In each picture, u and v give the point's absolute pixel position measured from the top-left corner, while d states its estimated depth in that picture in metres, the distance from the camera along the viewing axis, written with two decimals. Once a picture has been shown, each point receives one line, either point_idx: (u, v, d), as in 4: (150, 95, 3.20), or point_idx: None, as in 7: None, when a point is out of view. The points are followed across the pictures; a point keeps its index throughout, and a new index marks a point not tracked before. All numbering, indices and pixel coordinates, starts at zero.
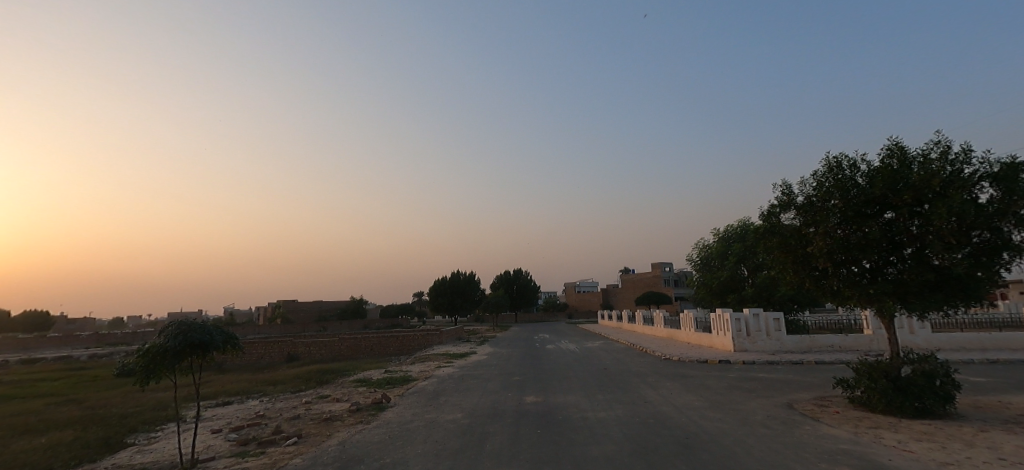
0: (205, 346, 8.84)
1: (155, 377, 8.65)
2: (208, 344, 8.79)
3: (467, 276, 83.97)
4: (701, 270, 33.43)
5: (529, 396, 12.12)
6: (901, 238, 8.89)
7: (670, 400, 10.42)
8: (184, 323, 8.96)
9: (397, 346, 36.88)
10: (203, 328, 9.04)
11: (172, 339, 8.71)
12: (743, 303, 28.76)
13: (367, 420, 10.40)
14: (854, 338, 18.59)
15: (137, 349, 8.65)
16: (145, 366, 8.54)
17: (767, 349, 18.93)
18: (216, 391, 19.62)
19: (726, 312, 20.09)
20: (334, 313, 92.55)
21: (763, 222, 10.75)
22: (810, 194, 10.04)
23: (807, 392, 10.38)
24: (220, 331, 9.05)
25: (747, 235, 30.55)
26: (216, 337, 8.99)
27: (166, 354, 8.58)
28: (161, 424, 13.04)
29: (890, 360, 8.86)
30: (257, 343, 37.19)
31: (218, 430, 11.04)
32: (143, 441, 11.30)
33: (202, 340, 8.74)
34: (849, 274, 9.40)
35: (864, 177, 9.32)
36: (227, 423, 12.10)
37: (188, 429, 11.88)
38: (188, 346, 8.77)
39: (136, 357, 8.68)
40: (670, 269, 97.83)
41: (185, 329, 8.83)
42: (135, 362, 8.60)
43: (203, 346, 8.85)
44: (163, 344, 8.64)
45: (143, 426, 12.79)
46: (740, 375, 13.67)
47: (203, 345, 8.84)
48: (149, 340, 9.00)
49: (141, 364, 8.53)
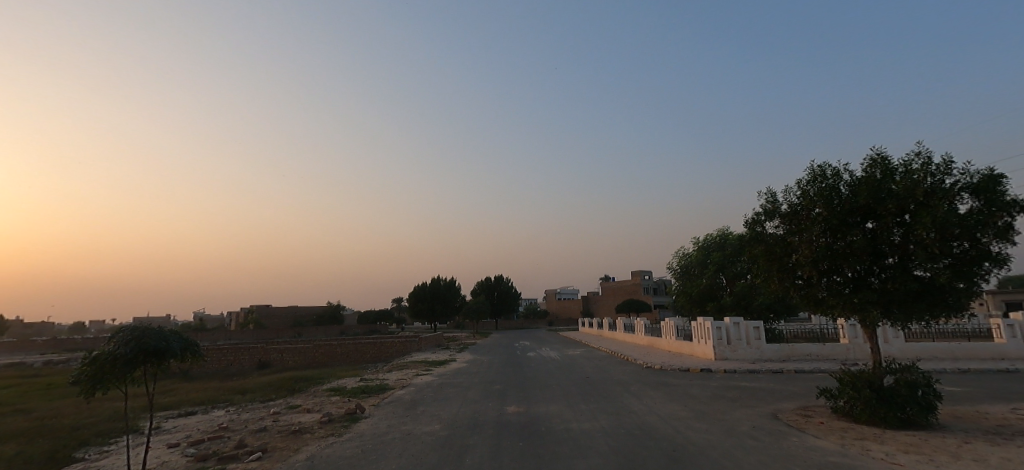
0: (162, 353, 8.43)
1: (103, 387, 8.22)
2: (164, 351, 8.38)
3: (446, 282, 83.32)
4: (680, 278, 33.51)
5: (510, 405, 11.87)
6: (884, 248, 8.87)
7: (655, 410, 10.26)
8: (137, 327, 8.54)
9: (374, 353, 36.26)
10: (159, 333, 8.64)
11: (124, 346, 8.28)
12: (722, 311, 28.91)
13: (338, 433, 10.03)
14: (831, 346, 18.73)
15: (85, 356, 8.21)
16: (92, 376, 8.11)
17: (747, 357, 18.97)
18: (181, 401, 18.91)
19: (707, 320, 20.10)
20: (310, 318, 91.06)
21: (748, 230, 10.73)
22: (794, 202, 10.03)
23: (791, 402, 10.33)
24: (178, 338, 8.65)
25: (726, 244, 30.78)
26: (174, 343, 8.59)
27: (117, 362, 8.15)
28: (116, 437, 12.49)
29: (873, 369, 8.82)
30: (227, 350, 36.19)
31: (175, 444, 10.52)
32: (94, 455, 10.80)
33: (157, 347, 8.31)
34: (833, 283, 9.36)
35: (848, 187, 9.33)
36: (186, 436, 11.56)
37: (143, 444, 11.33)
38: (142, 353, 8.34)
39: (84, 365, 8.25)
40: (650, 278, 98.51)
41: (139, 335, 8.41)
42: (82, 370, 8.16)
43: (158, 353, 8.43)
44: (113, 351, 8.20)
45: (96, 439, 12.24)
46: (723, 384, 13.61)
47: (158, 353, 8.41)
48: (99, 347, 8.56)
49: (88, 373, 8.10)
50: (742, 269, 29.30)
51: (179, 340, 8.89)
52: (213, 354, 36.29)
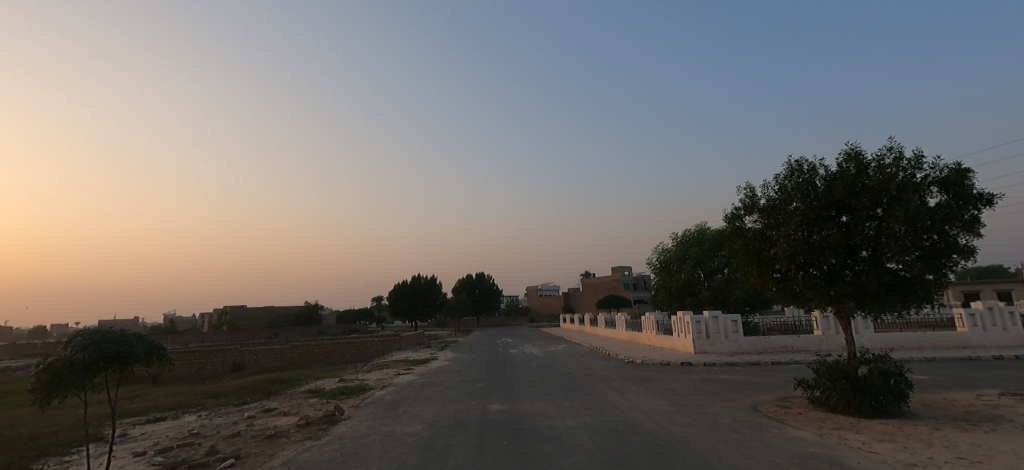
0: (124, 358, 8.25)
1: (60, 394, 8.02)
2: (126, 355, 8.20)
3: (426, 280, 82.90)
4: (658, 273, 33.80)
5: (492, 404, 11.85)
6: (859, 241, 9.07)
7: (637, 405, 10.33)
8: (98, 331, 8.35)
9: (353, 353, 35.92)
10: (121, 337, 8.45)
11: (80, 351, 8.09)
12: (700, 305, 29.30)
13: (316, 436, 9.90)
14: (806, 338, 19.08)
15: (39, 363, 8.02)
16: (47, 383, 7.92)
17: (726, 350, 19.23)
18: (153, 406, 18.46)
19: (686, 314, 20.32)
20: (287, 319, 89.78)
21: (728, 225, 10.88)
22: (772, 197, 10.20)
23: (770, 393, 10.50)
24: (141, 342, 8.47)
25: (704, 239, 31.17)
26: (137, 347, 8.41)
27: (73, 368, 7.97)
28: (79, 446, 12.21)
29: (847, 360, 9.00)
30: (201, 353, 35.46)
31: (143, 453, 10.27)
32: (53, 466, 10.58)
33: (118, 352, 8.12)
34: (810, 276, 9.54)
35: (824, 181, 9.51)
36: (155, 444, 11.30)
37: (107, 453, 11.04)
38: (102, 358, 8.15)
39: (38, 372, 8.06)
40: (629, 274, 99.39)
41: (99, 339, 8.22)
42: (36, 378, 7.98)
43: (120, 357, 8.24)
44: (72, 357, 8.01)
45: (57, 448, 11.95)
46: (703, 377, 13.77)
47: (119, 358, 8.23)
48: (58, 352, 8.36)
49: (42, 380, 7.90)
50: (720, 264, 29.68)
51: (143, 343, 8.71)
52: (187, 357, 35.54)
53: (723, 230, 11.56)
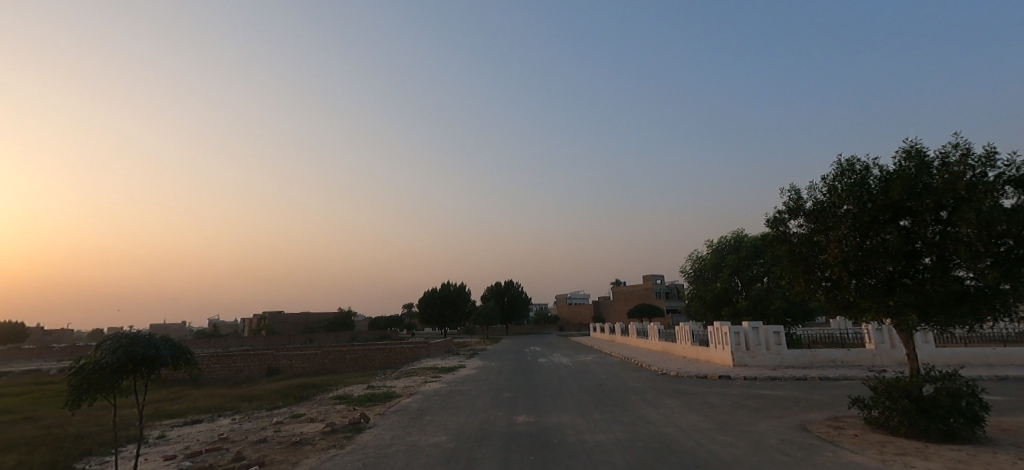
0: (151, 362, 8.04)
1: (89, 398, 7.85)
2: (154, 359, 8.00)
3: (457, 287, 83.02)
4: (693, 282, 32.68)
5: (520, 415, 11.34)
6: (920, 246, 8.27)
7: (673, 421, 9.69)
8: (126, 334, 8.18)
9: (383, 359, 35.89)
10: (148, 340, 8.26)
11: (109, 354, 7.92)
12: (738, 316, 28.19)
13: (340, 444, 9.56)
14: (856, 352, 17.94)
15: (70, 366, 7.89)
16: (77, 385, 7.77)
17: (767, 363, 18.25)
18: (186, 408, 18.58)
19: (724, 325, 19.42)
20: (321, 324, 91.04)
21: (771, 230, 10.18)
22: (820, 199, 9.47)
23: (819, 411, 9.71)
24: (168, 346, 8.27)
25: (742, 247, 30.01)
26: (163, 351, 8.21)
27: (102, 371, 7.79)
28: (120, 446, 12.13)
29: (910, 377, 8.19)
30: (236, 356, 35.96)
31: (171, 456, 10.11)
32: (95, 467, 10.36)
33: (145, 355, 7.93)
34: (865, 285, 8.77)
35: (879, 181, 8.74)
36: (184, 447, 11.15)
37: (138, 456, 10.92)
38: (130, 361, 7.97)
39: (69, 375, 7.93)
40: (662, 282, 97.51)
41: (126, 342, 8.05)
42: (68, 381, 7.86)
43: (147, 361, 8.06)
44: (99, 360, 7.84)
45: (98, 448, 11.92)
46: (743, 392, 12.97)
47: (147, 362, 8.03)
48: (86, 355, 8.22)
49: (72, 383, 7.76)
50: (758, 273, 28.48)
51: (170, 347, 8.51)
52: (222, 360, 36.14)
53: (765, 236, 10.85)
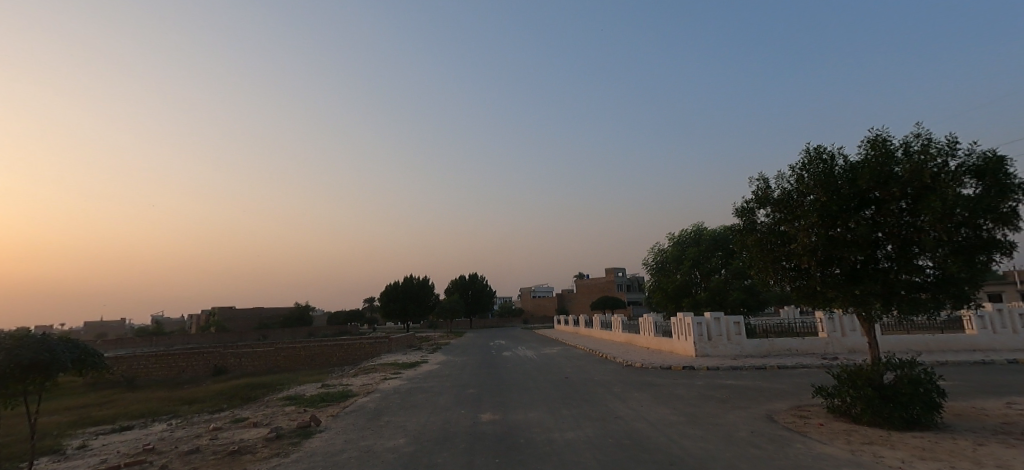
0: (46, 367, 8.01)
1: None
2: (49, 364, 7.97)
3: (419, 281, 82.04)
4: (655, 274, 32.98)
5: (484, 413, 11.01)
6: (885, 236, 8.31)
7: (641, 415, 9.53)
8: (14, 336, 8.07)
9: (342, 355, 35.03)
10: (44, 344, 8.19)
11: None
12: (697, 307, 28.60)
13: (285, 452, 9.04)
14: (811, 341, 18.28)
15: None
16: None
17: (728, 353, 18.46)
18: (121, 414, 17.48)
19: (687, 316, 19.55)
20: (277, 320, 88.46)
21: (741, 220, 10.20)
22: (789, 188, 9.50)
23: (785, 401, 9.72)
24: (67, 349, 8.26)
25: (701, 239, 30.39)
26: (61, 355, 8.18)
27: None
28: (34, 461, 11.40)
29: (872, 365, 8.20)
30: (181, 356, 34.32)
31: None
32: None
33: (38, 361, 7.88)
34: (832, 275, 8.78)
35: (846, 170, 8.77)
36: (107, 461, 10.42)
37: None
38: (20, 367, 7.88)
39: None
40: (624, 275, 98.87)
41: (15, 346, 7.96)
42: None
43: (40, 365, 7.98)
44: None
45: (9, 463, 11.20)
46: (708, 382, 12.98)
47: (40, 366, 7.97)
48: None
49: None
50: (717, 265, 28.95)
51: (72, 350, 8.48)
52: (168, 360, 34.51)
53: (735, 226, 10.86)
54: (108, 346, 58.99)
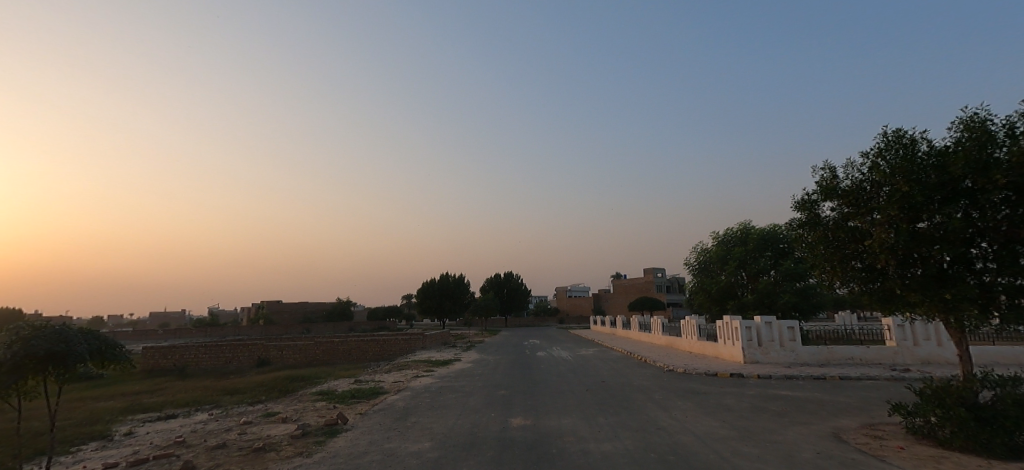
0: (61, 358, 7.72)
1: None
2: (63, 354, 7.68)
3: (456, 278, 82.20)
4: (698, 275, 31.57)
5: (516, 417, 10.32)
6: (982, 231, 7.21)
7: (688, 427, 8.64)
8: (29, 327, 7.79)
9: (378, 351, 35.04)
10: (60, 335, 7.93)
11: (8, 350, 7.52)
12: (743, 310, 27.24)
13: (308, 451, 8.56)
14: (876, 350, 16.79)
15: None
16: None
17: (781, 361, 17.23)
18: (164, 402, 17.64)
19: (736, 319, 18.35)
20: (320, 314, 90.13)
21: (803, 214, 9.18)
22: (860, 178, 8.48)
23: (851, 417, 8.66)
24: (84, 339, 7.97)
25: (749, 238, 28.84)
26: (77, 346, 7.89)
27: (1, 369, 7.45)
28: (72, 447, 11.36)
29: (964, 381, 7.11)
30: (226, 346, 34.94)
31: (115, 463, 9.21)
32: None
33: (51, 351, 7.59)
34: (917, 276, 7.70)
35: (931, 157, 7.68)
36: (134, 453, 10.17)
37: (83, 461, 10.03)
38: (34, 358, 7.62)
39: None
40: (664, 276, 96.51)
41: (30, 336, 7.68)
42: None
43: (55, 357, 7.70)
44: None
45: (51, 448, 11.21)
46: (760, 392, 11.87)
47: (55, 358, 7.69)
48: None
49: None
50: (766, 266, 27.39)
51: (91, 342, 8.21)
52: (212, 351, 35.24)
53: (794, 220, 9.83)
54: (165, 334, 61.13)
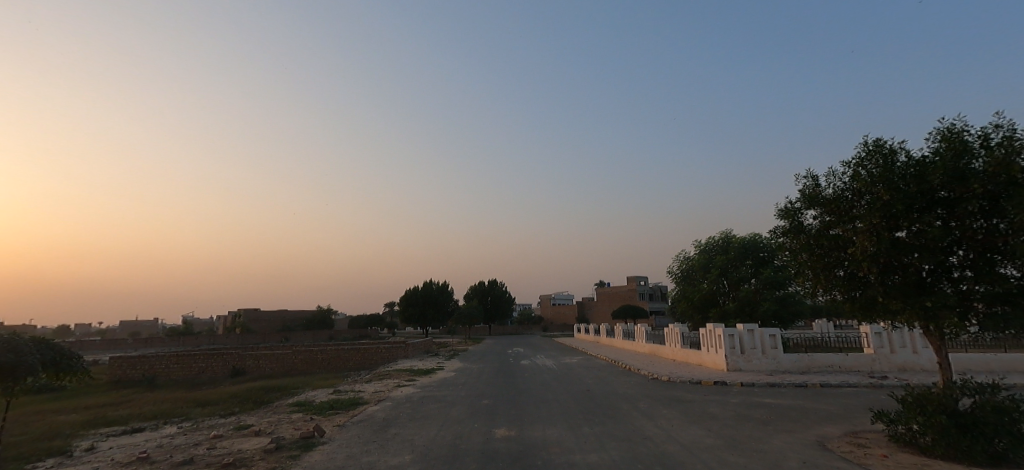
0: (18, 370, 8.38)
1: None
2: (19, 366, 8.34)
3: (439, 286, 81.68)
4: (680, 283, 31.74)
5: (499, 428, 10.16)
6: (961, 239, 7.28)
7: (673, 436, 8.57)
8: None
9: (358, 360, 34.53)
10: (15, 347, 8.56)
11: None
12: (725, 318, 27.42)
13: (282, 465, 8.31)
14: (855, 357, 16.97)
15: None
16: None
17: (762, 368, 17.32)
18: (134, 414, 17.10)
19: (719, 327, 18.42)
20: (299, 322, 88.77)
21: (786, 222, 9.22)
22: (841, 187, 8.53)
23: (835, 425, 8.67)
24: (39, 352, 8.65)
25: (730, 247, 29.10)
26: (33, 359, 8.57)
27: None
28: (35, 463, 10.93)
29: (944, 388, 7.16)
30: (200, 356, 34.12)
31: None
32: None
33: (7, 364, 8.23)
34: (898, 283, 7.76)
35: (910, 166, 7.75)
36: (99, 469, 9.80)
37: None
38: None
39: None
40: (646, 284, 97.06)
41: None
42: None
43: (11, 369, 8.34)
44: None
45: (12, 465, 10.78)
46: (743, 400, 11.87)
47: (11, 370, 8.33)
48: None
49: None
50: (747, 274, 27.64)
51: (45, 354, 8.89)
52: (186, 360, 34.39)
53: (777, 228, 9.88)
54: (137, 344, 59.54)
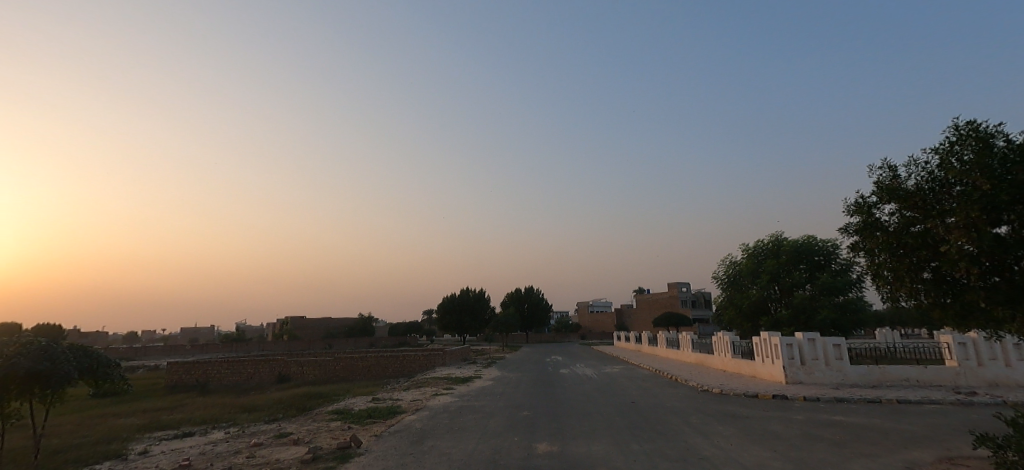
0: (52, 378, 9.98)
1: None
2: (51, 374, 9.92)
3: (476, 292, 81.46)
4: (727, 289, 30.27)
5: (540, 443, 9.47)
6: None
7: (734, 458, 7.69)
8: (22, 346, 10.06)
9: (397, 367, 34.35)
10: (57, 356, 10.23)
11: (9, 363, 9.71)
12: (777, 326, 25.87)
13: None
14: (935, 370, 15.46)
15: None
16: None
17: (827, 381, 16.03)
18: (182, 419, 17.18)
19: (775, 336, 17.22)
20: (341, 330, 89.98)
21: (862, 218, 8.27)
22: (928, 176, 7.56)
23: (923, 449, 7.62)
24: (70, 361, 10.25)
25: (781, 250, 27.55)
26: (66, 366, 10.15)
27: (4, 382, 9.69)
28: (94, 464, 10.97)
29: None
30: (247, 362, 34.70)
31: None
32: None
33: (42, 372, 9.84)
34: (1002, 286, 6.75)
35: (1013, 151, 6.76)
36: None
37: None
38: (30, 378, 9.88)
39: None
40: (688, 290, 94.51)
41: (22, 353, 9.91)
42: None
43: (44, 375, 9.92)
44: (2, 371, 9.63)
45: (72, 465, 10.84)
46: (810, 417, 10.78)
47: (46, 378, 9.93)
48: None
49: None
50: (801, 279, 26.03)
51: (85, 362, 10.63)
52: (235, 366, 34.92)
53: (848, 226, 8.93)
54: (195, 349, 61.36)
